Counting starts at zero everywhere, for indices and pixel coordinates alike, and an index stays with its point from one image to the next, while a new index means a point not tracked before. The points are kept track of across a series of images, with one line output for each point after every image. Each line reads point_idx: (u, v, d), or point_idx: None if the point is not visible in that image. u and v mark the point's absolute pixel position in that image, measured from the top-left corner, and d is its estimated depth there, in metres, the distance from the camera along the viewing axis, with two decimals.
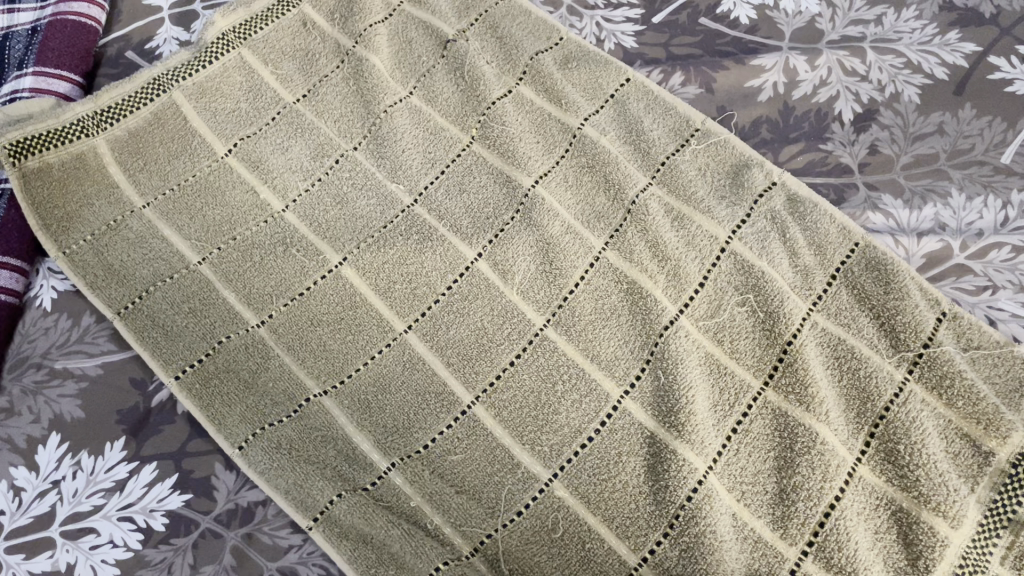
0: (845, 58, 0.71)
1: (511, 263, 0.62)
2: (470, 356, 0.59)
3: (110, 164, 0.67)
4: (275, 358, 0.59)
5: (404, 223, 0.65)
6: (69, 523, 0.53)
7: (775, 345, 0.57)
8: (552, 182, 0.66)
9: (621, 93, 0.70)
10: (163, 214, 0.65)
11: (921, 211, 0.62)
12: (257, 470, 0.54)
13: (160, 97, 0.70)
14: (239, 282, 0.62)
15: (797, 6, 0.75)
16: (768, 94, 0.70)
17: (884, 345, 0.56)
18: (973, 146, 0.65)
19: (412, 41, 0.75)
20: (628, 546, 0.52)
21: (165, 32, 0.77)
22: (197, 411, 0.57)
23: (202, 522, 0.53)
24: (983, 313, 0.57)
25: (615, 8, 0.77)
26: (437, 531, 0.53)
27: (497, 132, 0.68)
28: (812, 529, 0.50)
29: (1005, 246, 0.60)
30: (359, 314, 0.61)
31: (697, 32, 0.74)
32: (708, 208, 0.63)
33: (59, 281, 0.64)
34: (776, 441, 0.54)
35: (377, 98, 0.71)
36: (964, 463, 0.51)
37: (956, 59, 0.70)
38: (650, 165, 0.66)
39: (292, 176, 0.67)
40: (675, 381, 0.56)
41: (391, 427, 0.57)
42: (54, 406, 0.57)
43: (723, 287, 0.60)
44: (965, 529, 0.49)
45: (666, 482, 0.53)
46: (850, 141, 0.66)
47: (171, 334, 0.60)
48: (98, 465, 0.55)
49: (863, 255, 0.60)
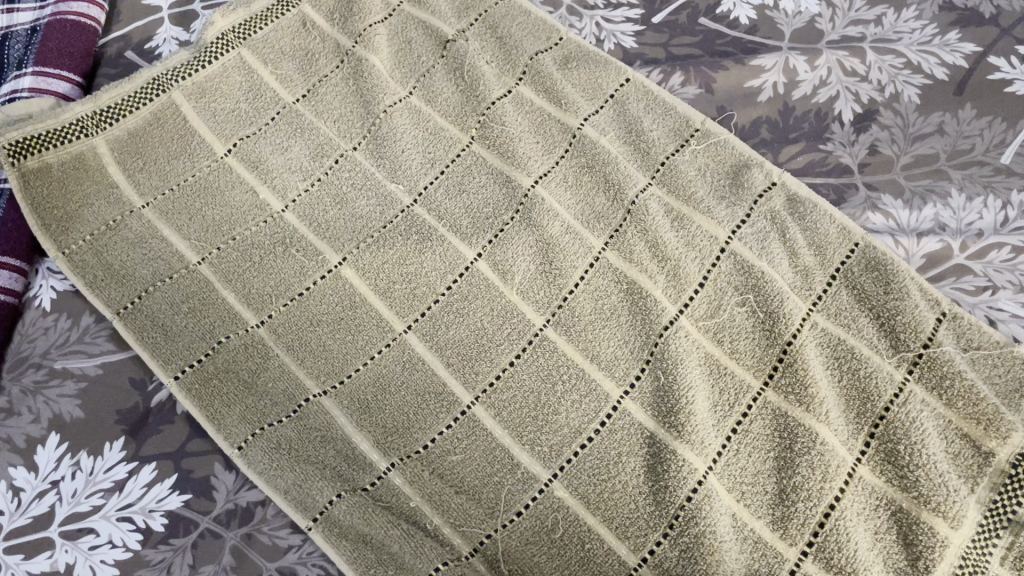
0: (845, 58, 0.71)
1: (511, 263, 0.62)
2: (470, 356, 0.59)
3: (109, 163, 0.67)
4: (274, 358, 0.59)
5: (404, 223, 0.65)
6: (68, 524, 0.53)
7: (775, 345, 0.57)
8: (552, 182, 0.66)
9: (621, 93, 0.70)
10: (163, 214, 0.65)
11: (921, 212, 0.62)
12: (256, 470, 0.54)
13: (160, 96, 0.70)
14: (239, 282, 0.62)
15: (797, 6, 0.75)
16: (768, 94, 0.70)
17: (884, 345, 0.56)
18: (973, 146, 0.65)
19: (411, 41, 0.75)
20: (628, 546, 0.52)
21: (165, 32, 0.77)
22: (197, 411, 0.57)
23: (201, 523, 0.53)
24: (983, 313, 0.57)
25: (615, 8, 0.77)
26: (437, 531, 0.53)
27: (497, 132, 0.68)
28: (812, 529, 0.50)
29: (1006, 246, 0.60)
30: (359, 314, 0.61)
31: (697, 32, 0.74)
32: (708, 208, 0.63)
33: (59, 281, 0.64)
34: (776, 441, 0.54)
35: (377, 98, 0.71)
36: (964, 463, 0.51)
37: (956, 59, 0.70)
38: (650, 165, 0.66)
39: (292, 176, 0.67)
40: (674, 381, 0.56)
41: (390, 427, 0.57)
42: (54, 406, 0.57)
43: (723, 287, 0.60)
44: (966, 529, 0.49)
45: (665, 482, 0.53)
46: (850, 141, 0.66)
47: (170, 334, 0.60)
48: (98, 465, 0.55)
49: (863, 255, 0.60)
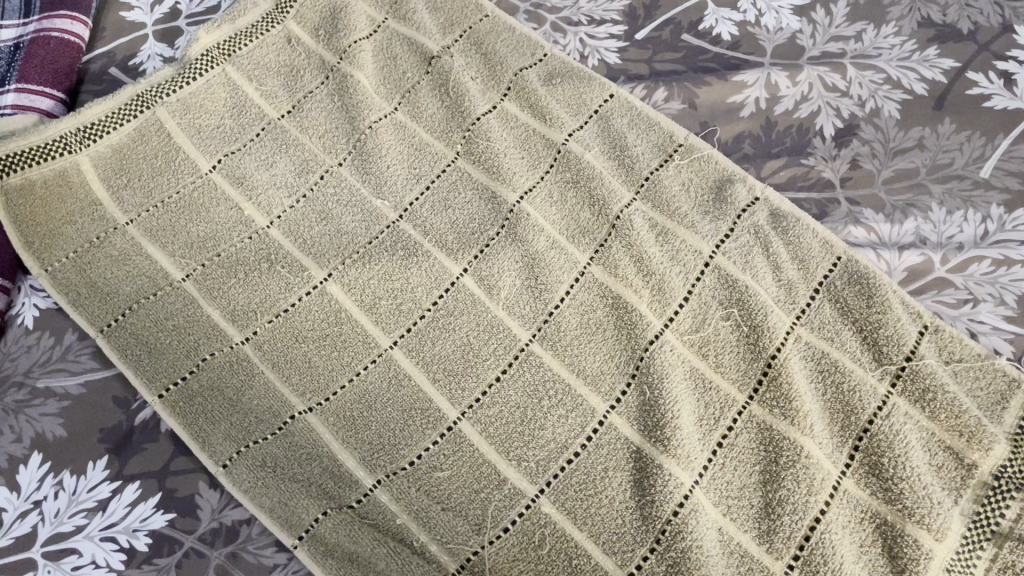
0: (827, 74, 0.71)
1: (496, 278, 0.63)
2: (456, 372, 0.59)
3: (93, 180, 0.67)
4: (259, 375, 0.59)
5: (389, 238, 0.65)
6: (50, 544, 0.52)
7: (759, 359, 0.57)
8: (537, 198, 0.66)
9: (605, 108, 0.71)
10: (147, 231, 0.65)
11: (902, 225, 0.63)
12: (241, 489, 0.54)
13: (143, 113, 0.70)
14: (224, 299, 0.62)
15: (778, 23, 0.76)
16: (750, 109, 0.70)
17: (867, 359, 0.56)
18: (953, 161, 0.66)
19: (396, 57, 0.75)
20: (615, 562, 0.51)
21: (149, 48, 0.77)
22: (181, 430, 0.56)
23: (186, 542, 0.52)
24: (964, 326, 0.58)
25: (598, 24, 0.77)
26: (423, 549, 0.52)
27: (483, 148, 0.69)
28: (798, 543, 0.50)
29: (986, 259, 0.60)
30: (344, 331, 0.61)
31: (679, 48, 0.75)
32: (691, 222, 0.63)
33: (41, 299, 0.63)
34: (761, 455, 0.54)
35: (361, 114, 0.71)
36: (947, 475, 0.52)
37: (935, 75, 0.70)
38: (634, 180, 0.66)
39: (276, 192, 0.67)
40: (660, 395, 0.56)
41: (376, 444, 0.56)
42: (36, 425, 0.57)
43: (708, 301, 0.60)
44: (949, 542, 0.49)
45: (652, 496, 0.53)
46: (831, 156, 0.67)
47: (154, 352, 0.59)
48: (81, 485, 0.54)
49: (846, 269, 0.60)
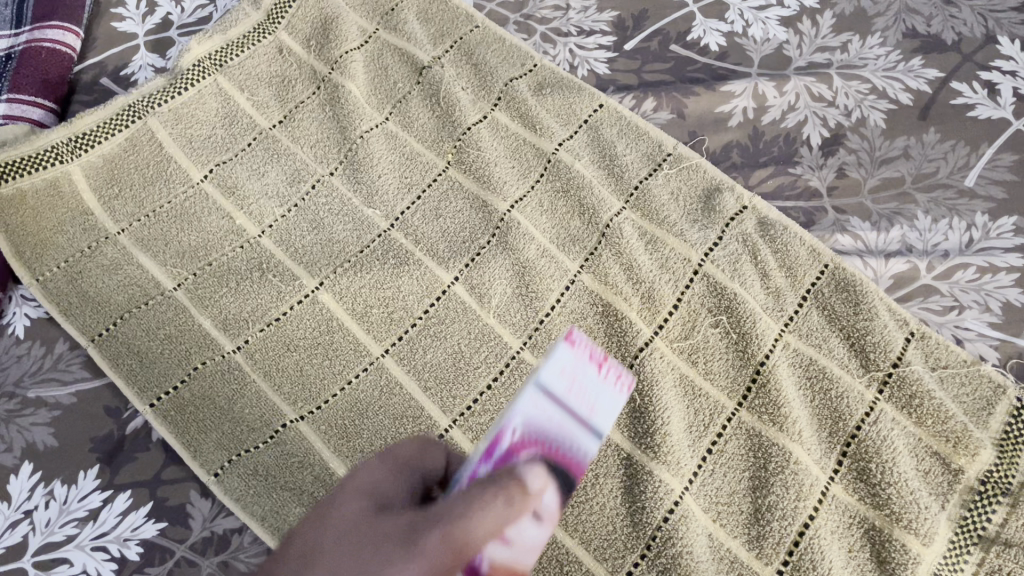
0: (813, 84, 0.72)
1: (487, 286, 0.63)
2: (447, 380, 0.59)
3: (84, 190, 0.67)
4: (251, 383, 0.59)
5: (381, 247, 0.65)
6: (41, 554, 0.52)
7: (748, 365, 0.58)
8: (527, 207, 0.67)
9: (595, 118, 0.71)
10: (139, 241, 0.65)
11: (888, 233, 0.63)
12: (233, 497, 0.54)
13: (135, 123, 0.70)
14: (216, 308, 0.62)
15: (765, 34, 0.77)
16: (738, 119, 0.71)
17: (855, 365, 0.57)
18: (938, 170, 0.66)
19: (387, 67, 0.76)
20: (605, 568, 0.52)
21: (142, 58, 0.78)
22: (173, 438, 0.57)
23: (177, 551, 0.53)
24: (950, 332, 0.59)
25: (588, 35, 0.78)
26: None
27: (473, 157, 0.69)
28: (788, 548, 0.51)
29: (971, 266, 0.61)
30: (336, 339, 0.61)
31: (668, 58, 0.76)
32: (680, 231, 0.64)
33: (32, 308, 0.63)
34: (751, 461, 0.54)
35: (353, 124, 0.71)
36: (934, 481, 0.52)
37: (919, 85, 0.71)
38: (623, 190, 0.67)
39: (267, 202, 0.68)
40: (650, 402, 0.56)
41: (367, 451, 0.56)
42: (27, 434, 0.57)
43: (697, 308, 0.61)
44: (937, 546, 0.50)
45: (642, 503, 0.53)
46: (818, 165, 0.68)
47: (146, 361, 0.60)
48: (72, 494, 0.54)
49: (833, 276, 0.61)
